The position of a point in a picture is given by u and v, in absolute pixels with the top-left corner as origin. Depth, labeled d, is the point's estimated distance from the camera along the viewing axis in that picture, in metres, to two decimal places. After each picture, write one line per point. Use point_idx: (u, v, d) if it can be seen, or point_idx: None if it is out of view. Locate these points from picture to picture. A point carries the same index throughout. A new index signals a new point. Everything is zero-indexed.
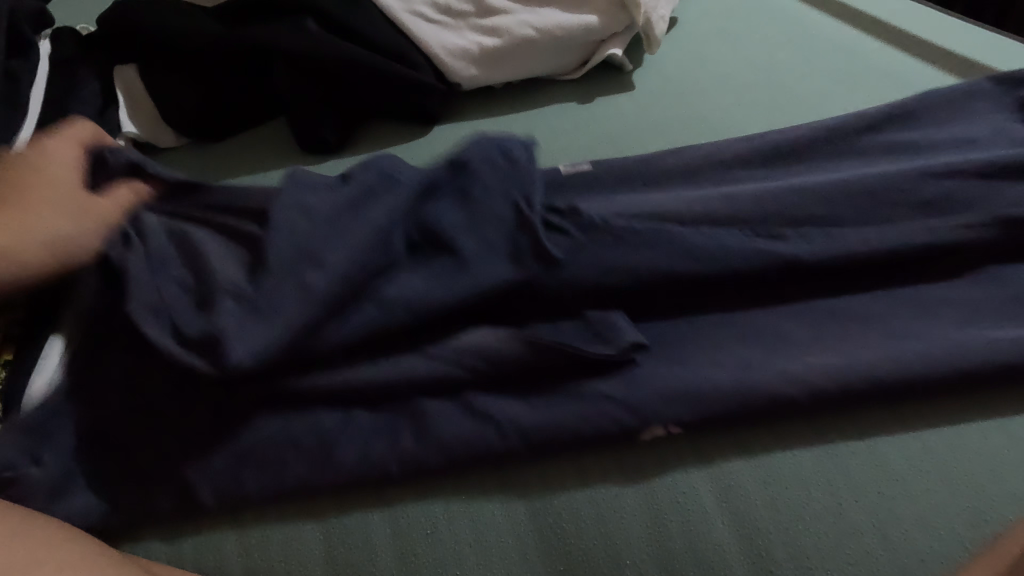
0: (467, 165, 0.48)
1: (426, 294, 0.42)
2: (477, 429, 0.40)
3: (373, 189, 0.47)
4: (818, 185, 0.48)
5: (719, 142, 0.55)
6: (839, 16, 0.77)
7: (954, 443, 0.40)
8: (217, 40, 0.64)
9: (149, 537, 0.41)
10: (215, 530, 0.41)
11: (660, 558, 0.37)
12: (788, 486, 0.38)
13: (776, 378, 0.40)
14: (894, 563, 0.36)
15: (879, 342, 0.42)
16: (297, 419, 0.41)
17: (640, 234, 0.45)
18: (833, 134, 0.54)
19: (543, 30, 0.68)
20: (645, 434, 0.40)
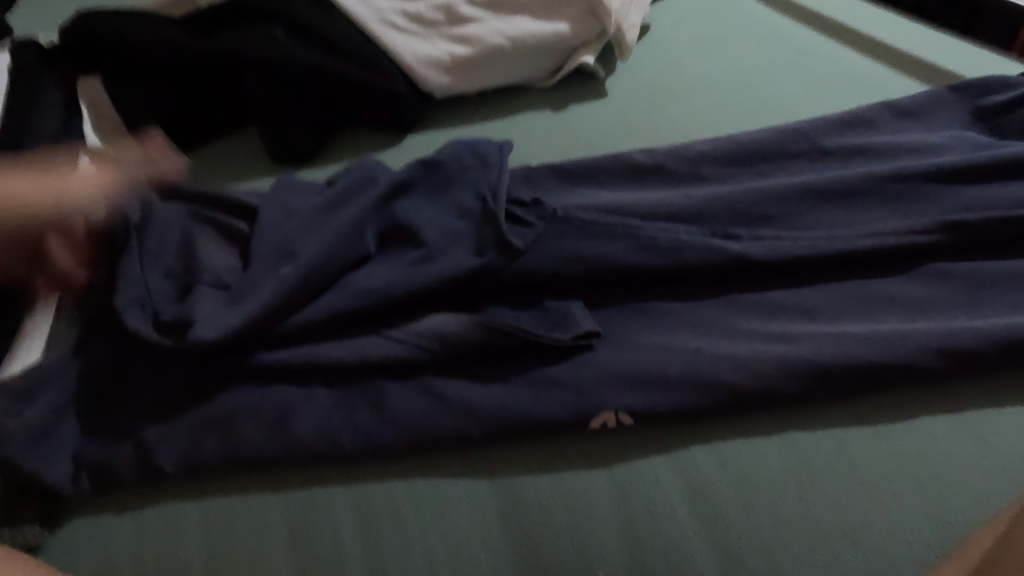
0: (438, 164, 0.52)
1: (386, 282, 0.45)
2: (433, 412, 0.42)
3: (352, 189, 0.51)
4: (780, 195, 0.49)
5: (689, 147, 0.55)
6: (808, 23, 0.78)
7: (922, 443, 0.40)
8: (183, 49, 0.63)
9: (115, 559, 0.40)
10: (183, 550, 0.40)
11: (631, 567, 0.37)
12: (757, 491, 0.39)
13: (729, 370, 0.41)
14: (863, 565, 0.36)
15: (833, 334, 0.43)
16: (263, 401, 0.43)
17: (600, 229, 0.47)
18: (801, 140, 0.55)
19: (515, 38, 0.68)
20: (595, 420, 0.41)
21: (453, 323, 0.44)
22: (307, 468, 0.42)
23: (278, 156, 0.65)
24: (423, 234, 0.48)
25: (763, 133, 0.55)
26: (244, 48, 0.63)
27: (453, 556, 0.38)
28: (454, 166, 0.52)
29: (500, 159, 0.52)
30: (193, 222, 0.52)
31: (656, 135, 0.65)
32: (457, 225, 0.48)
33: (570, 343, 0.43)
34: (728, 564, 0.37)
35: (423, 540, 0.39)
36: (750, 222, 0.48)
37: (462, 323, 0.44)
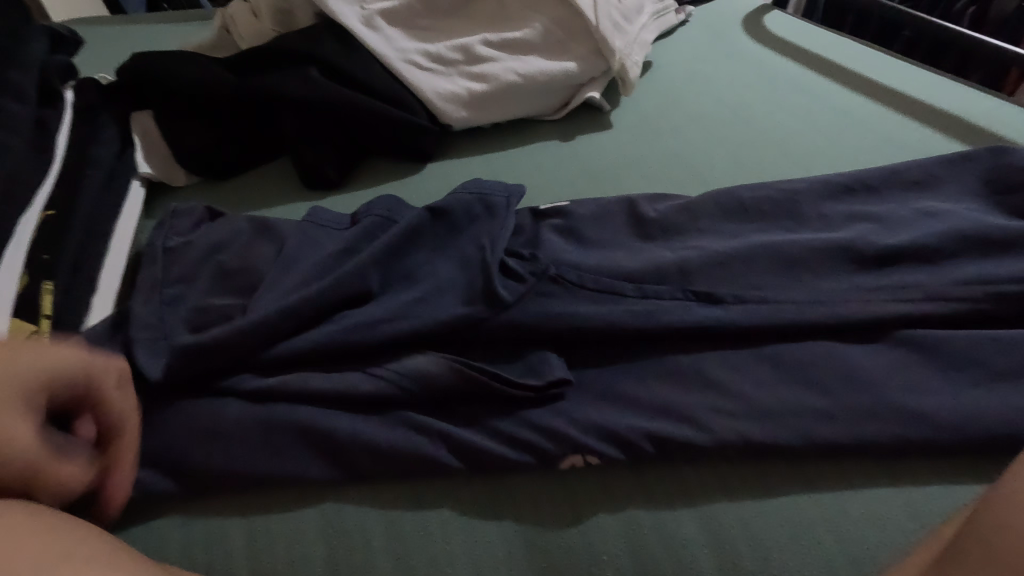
0: (448, 212, 0.56)
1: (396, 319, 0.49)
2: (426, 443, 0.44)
3: (371, 230, 0.57)
4: (778, 241, 0.53)
5: (701, 197, 0.59)
6: (799, 60, 0.85)
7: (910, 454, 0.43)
8: (228, 88, 0.70)
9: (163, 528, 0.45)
10: (225, 521, 0.45)
11: (634, 556, 0.41)
12: (749, 488, 0.42)
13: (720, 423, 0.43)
14: (845, 554, 0.39)
15: (834, 391, 0.44)
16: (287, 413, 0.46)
17: (598, 290, 0.50)
18: (796, 184, 0.59)
19: (526, 75, 0.74)
20: (561, 462, 0.44)
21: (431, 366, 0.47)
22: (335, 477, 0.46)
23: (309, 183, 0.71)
24: (428, 279, 0.53)
25: (763, 189, 0.59)
26: (281, 86, 0.69)
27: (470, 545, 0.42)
28: (463, 215, 0.56)
29: (507, 208, 0.57)
30: (238, 242, 0.57)
31: (658, 164, 0.70)
32: (459, 275, 0.52)
33: (547, 389, 0.46)
34: (722, 555, 0.40)
35: (440, 531, 0.43)
36: (743, 247, 0.53)
37: (443, 366, 0.46)
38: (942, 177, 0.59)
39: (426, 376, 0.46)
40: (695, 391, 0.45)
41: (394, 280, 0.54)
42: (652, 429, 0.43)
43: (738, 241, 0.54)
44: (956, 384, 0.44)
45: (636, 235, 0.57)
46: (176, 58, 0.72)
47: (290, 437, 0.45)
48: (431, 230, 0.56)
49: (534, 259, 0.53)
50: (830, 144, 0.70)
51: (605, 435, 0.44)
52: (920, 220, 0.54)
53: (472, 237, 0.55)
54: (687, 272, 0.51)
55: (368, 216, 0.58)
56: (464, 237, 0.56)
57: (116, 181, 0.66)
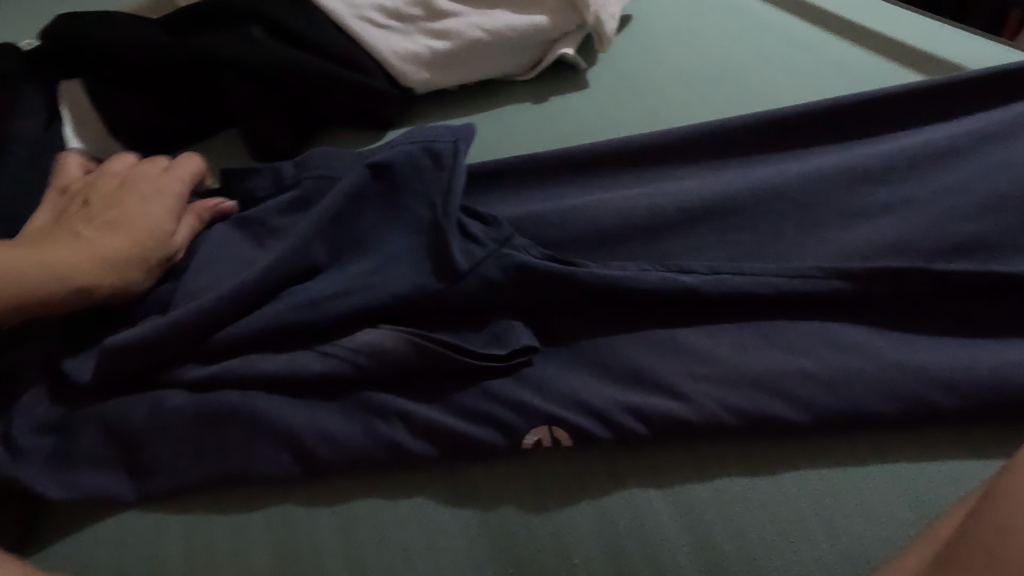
0: (390, 166, 0.48)
1: (347, 293, 0.45)
2: (379, 435, 0.40)
3: (307, 194, 0.49)
4: (763, 189, 0.48)
5: (681, 130, 0.52)
6: (791, 8, 0.78)
7: (908, 438, 0.39)
8: (162, 53, 0.63)
9: (88, 542, 0.40)
10: (158, 523, 0.40)
11: (608, 556, 0.37)
12: (733, 478, 0.38)
13: (702, 398, 0.39)
14: (836, 550, 0.36)
15: (823, 357, 0.40)
16: (221, 412, 0.41)
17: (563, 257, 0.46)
18: (796, 123, 0.52)
19: (493, 31, 0.68)
20: (526, 442, 0.40)
21: (384, 339, 0.42)
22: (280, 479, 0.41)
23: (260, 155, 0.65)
24: (377, 247, 0.47)
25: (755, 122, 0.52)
26: (220, 49, 0.63)
27: (430, 545, 0.39)
28: (408, 172, 0.48)
29: (457, 156, 0.48)
30: None
31: (638, 126, 0.65)
32: (411, 242, 0.47)
33: (512, 359, 0.42)
34: (703, 551, 0.37)
35: (398, 528, 0.39)
36: (727, 204, 0.48)
37: (397, 343, 0.42)
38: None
39: (379, 352, 0.42)
40: (675, 363, 0.41)
41: (343, 246, 0.47)
42: (631, 406, 0.39)
43: (719, 187, 0.49)
44: (954, 349, 0.40)
45: (611, 188, 0.52)
46: (103, 19, 0.65)
47: (232, 432, 0.41)
48: (374, 193, 0.48)
49: (496, 221, 0.47)
50: (823, 99, 0.65)
51: (580, 413, 0.40)
52: (928, 162, 0.49)
53: (422, 195, 0.48)
54: (658, 229, 0.48)
55: (301, 178, 0.50)
56: (412, 198, 0.48)
57: (41, 158, 0.60)
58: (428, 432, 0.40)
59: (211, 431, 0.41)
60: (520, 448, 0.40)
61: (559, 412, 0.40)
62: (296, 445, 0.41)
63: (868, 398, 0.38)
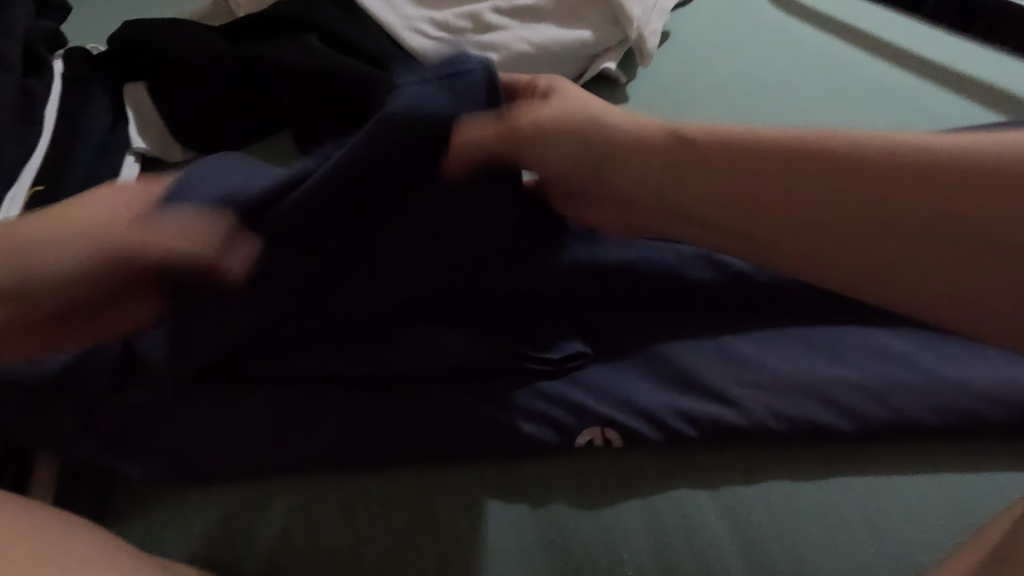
0: None
1: None
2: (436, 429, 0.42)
3: None
4: None
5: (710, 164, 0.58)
6: (828, 29, 0.80)
7: (952, 450, 0.40)
8: (224, 57, 0.66)
9: (159, 522, 0.42)
10: (224, 505, 0.42)
11: (656, 553, 0.38)
12: (779, 482, 0.40)
13: (752, 402, 0.41)
14: (882, 553, 0.37)
15: (868, 367, 0.41)
16: (284, 402, 0.43)
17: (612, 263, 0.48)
18: None
19: (539, 44, 0.70)
20: (578, 439, 0.41)
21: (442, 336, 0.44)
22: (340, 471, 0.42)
23: (310, 158, 0.67)
24: None
25: None
26: (280, 56, 0.65)
27: (483, 537, 0.40)
28: None
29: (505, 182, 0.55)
30: None
31: None
32: None
33: (564, 364, 0.43)
34: (750, 550, 0.38)
35: (452, 519, 0.41)
36: None
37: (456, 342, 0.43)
38: None
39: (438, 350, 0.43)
40: (722, 366, 0.43)
41: None
42: (682, 408, 0.41)
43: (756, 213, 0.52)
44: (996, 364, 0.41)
45: None
46: (168, 26, 0.69)
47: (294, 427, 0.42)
48: None
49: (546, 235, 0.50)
50: (861, 118, 0.67)
51: (627, 408, 0.42)
52: None
53: None
54: None
55: None
56: None
57: (108, 155, 0.62)
58: (482, 427, 0.42)
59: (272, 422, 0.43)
60: (575, 446, 0.42)
61: (611, 412, 0.42)
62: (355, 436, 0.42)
63: (913, 407, 0.40)
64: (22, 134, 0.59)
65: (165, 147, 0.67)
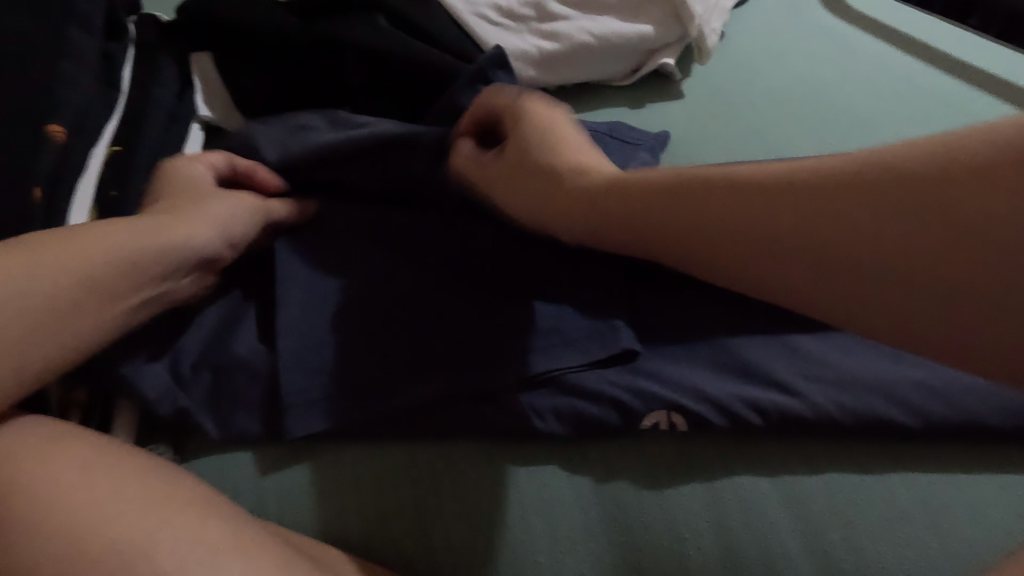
0: None
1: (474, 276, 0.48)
2: (501, 408, 0.43)
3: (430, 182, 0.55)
4: None
5: None
6: (885, 36, 0.80)
7: (1015, 453, 0.40)
8: (291, 31, 0.67)
9: (230, 476, 0.43)
10: (296, 464, 0.43)
11: (720, 534, 0.39)
12: (841, 474, 0.41)
13: (819, 394, 0.41)
14: (943, 548, 0.38)
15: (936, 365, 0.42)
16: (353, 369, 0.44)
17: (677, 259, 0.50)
18: None
19: (600, 36, 0.70)
20: (645, 421, 0.42)
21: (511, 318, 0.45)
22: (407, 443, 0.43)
23: None
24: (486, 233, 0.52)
25: None
26: (347, 32, 0.66)
27: (547, 511, 0.41)
28: None
29: None
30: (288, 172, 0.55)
31: (736, 138, 0.67)
32: None
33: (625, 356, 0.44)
34: (811, 538, 0.39)
35: (519, 491, 0.42)
36: None
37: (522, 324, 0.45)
38: None
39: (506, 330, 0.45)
40: (786, 359, 0.43)
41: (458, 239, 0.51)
42: (751, 397, 0.42)
43: None
44: None
45: None
46: None
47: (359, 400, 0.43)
48: None
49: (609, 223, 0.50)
50: (918, 126, 0.67)
51: (698, 398, 0.42)
52: None
53: None
54: None
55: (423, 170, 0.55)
56: None
57: (177, 122, 0.64)
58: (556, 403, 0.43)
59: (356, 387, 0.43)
60: (638, 429, 0.42)
61: (678, 397, 0.42)
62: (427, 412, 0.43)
63: (978, 409, 0.40)
64: (100, 95, 0.60)
65: (228, 117, 0.69)
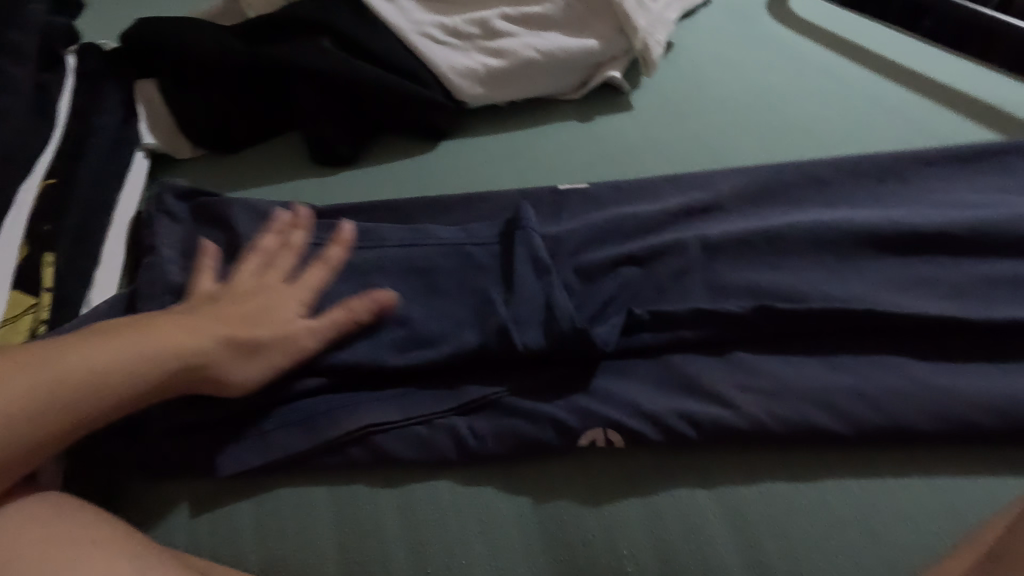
0: (445, 243, 0.52)
1: (422, 311, 0.48)
2: (436, 436, 0.43)
3: (367, 254, 0.52)
4: (795, 225, 0.53)
5: (712, 176, 0.60)
6: (826, 42, 0.82)
7: (946, 459, 0.41)
8: (235, 56, 0.66)
9: (167, 514, 0.42)
10: (230, 503, 0.42)
11: (658, 551, 0.39)
12: (775, 484, 0.41)
13: (752, 403, 0.42)
14: (877, 556, 0.38)
15: (864, 371, 0.43)
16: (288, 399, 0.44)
17: (624, 287, 0.51)
18: (812, 180, 0.59)
19: (546, 52, 0.71)
20: (582, 439, 0.42)
21: (451, 344, 0.46)
22: (346, 472, 0.43)
23: (318, 159, 0.68)
24: (422, 275, 0.51)
25: (777, 171, 0.60)
26: (289, 55, 0.66)
27: (488, 539, 0.40)
28: (457, 255, 0.52)
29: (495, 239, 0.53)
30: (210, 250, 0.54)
31: (685, 150, 0.68)
32: (464, 274, 0.51)
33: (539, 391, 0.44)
34: (747, 551, 0.39)
35: (459, 519, 0.41)
36: (765, 240, 0.53)
37: (462, 347, 0.45)
38: (956, 175, 0.59)
39: (443, 351, 0.45)
40: (724, 371, 0.44)
41: (401, 276, 0.51)
42: (687, 411, 0.42)
43: (750, 224, 0.55)
44: (978, 369, 0.43)
45: (660, 220, 0.56)
46: (180, 22, 0.68)
47: (295, 435, 0.43)
48: (418, 263, 0.51)
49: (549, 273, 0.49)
50: (857, 132, 0.69)
51: (635, 413, 0.42)
52: (945, 212, 0.54)
53: (459, 244, 0.52)
54: (711, 251, 0.52)
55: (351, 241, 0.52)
56: (457, 269, 0.51)
57: (118, 152, 0.63)
58: (501, 430, 0.43)
59: (293, 424, 0.43)
60: (577, 448, 0.43)
61: (616, 415, 0.42)
62: (366, 440, 0.43)
63: (905, 415, 0.41)
64: (35, 127, 0.59)
65: (174, 144, 0.68)
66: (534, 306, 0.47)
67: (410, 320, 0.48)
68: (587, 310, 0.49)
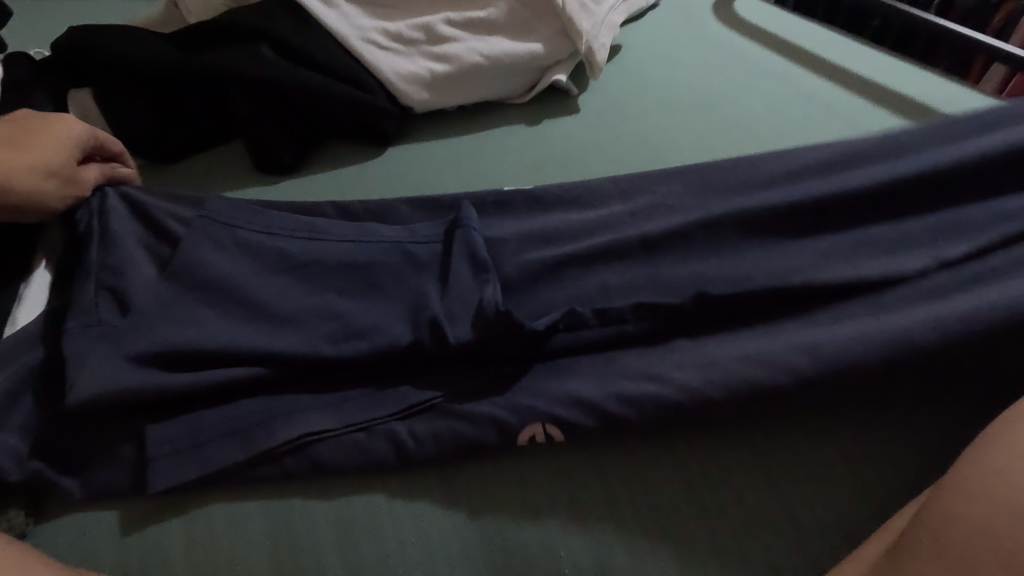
0: (386, 246, 0.52)
1: (360, 315, 0.48)
2: (374, 442, 0.43)
3: (304, 252, 0.51)
4: (732, 213, 0.53)
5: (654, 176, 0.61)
6: (768, 43, 0.84)
7: (868, 446, 0.43)
8: (171, 63, 0.64)
9: (91, 535, 0.41)
10: (161, 521, 0.41)
11: (594, 548, 0.39)
12: (707, 477, 0.42)
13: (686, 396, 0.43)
14: (804, 543, 0.39)
15: None
16: (222, 409, 0.44)
17: (564, 288, 0.51)
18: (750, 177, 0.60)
19: (490, 56, 0.71)
20: (521, 439, 0.43)
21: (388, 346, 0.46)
22: (283, 483, 0.43)
23: (261, 165, 0.67)
24: (362, 279, 0.50)
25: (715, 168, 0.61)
26: (227, 62, 0.64)
27: (425, 544, 0.40)
28: (398, 257, 0.52)
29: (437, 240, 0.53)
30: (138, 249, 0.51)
31: (629, 150, 0.69)
32: (404, 279, 0.51)
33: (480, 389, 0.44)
34: (681, 544, 0.39)
35: (397, 525, 0.41)
36: (703, 235, 0.53)
37: (399, 349, 0.45)
38: None
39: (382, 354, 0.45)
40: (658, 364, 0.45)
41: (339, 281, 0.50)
42: (625, 408, 0.43)
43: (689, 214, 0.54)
44: None
45: (602, 221, 0.57)
46: (113, 30, 0.67)
47: (229, 447, 0.42)
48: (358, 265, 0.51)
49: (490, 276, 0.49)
50: (795, 130, 0.70)
51: (571, 414, 0.43)
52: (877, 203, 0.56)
53: (402, 249, 0.52)
54: (649, 249, 0.53)
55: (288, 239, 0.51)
56: (397, 272, 0.51)
57: None
58: (439, 434, 0.43)
59: (227, 435, 0.42)
60: (517, 448, 0.43)
61: (552, 416, 0.43)
62: (302, 450, 0.42)
63: None
64: None
65: None
66: (471, 310, 0.47)
67: (347, 321, 0.47)
68: (527, 311, 0.50)
